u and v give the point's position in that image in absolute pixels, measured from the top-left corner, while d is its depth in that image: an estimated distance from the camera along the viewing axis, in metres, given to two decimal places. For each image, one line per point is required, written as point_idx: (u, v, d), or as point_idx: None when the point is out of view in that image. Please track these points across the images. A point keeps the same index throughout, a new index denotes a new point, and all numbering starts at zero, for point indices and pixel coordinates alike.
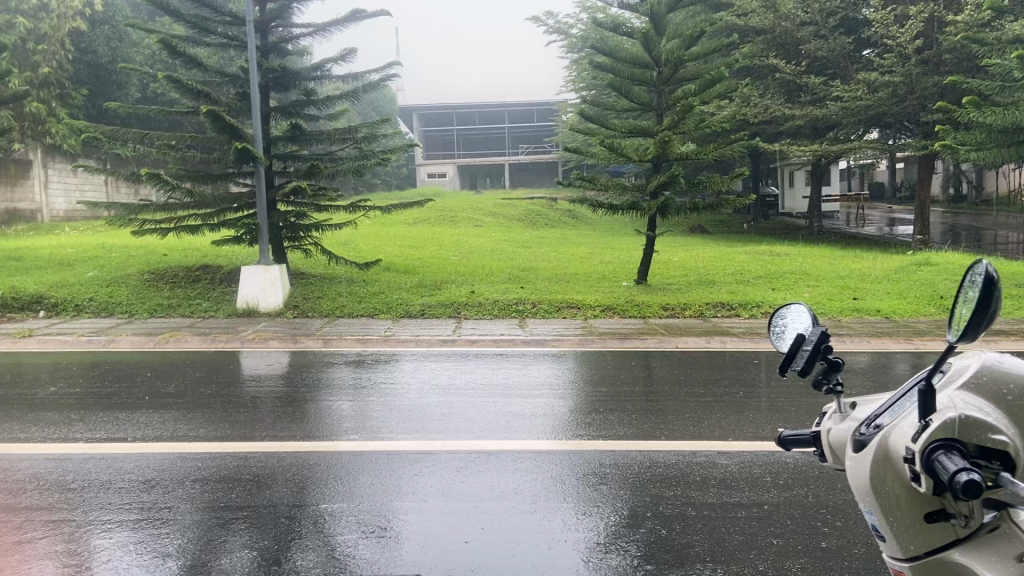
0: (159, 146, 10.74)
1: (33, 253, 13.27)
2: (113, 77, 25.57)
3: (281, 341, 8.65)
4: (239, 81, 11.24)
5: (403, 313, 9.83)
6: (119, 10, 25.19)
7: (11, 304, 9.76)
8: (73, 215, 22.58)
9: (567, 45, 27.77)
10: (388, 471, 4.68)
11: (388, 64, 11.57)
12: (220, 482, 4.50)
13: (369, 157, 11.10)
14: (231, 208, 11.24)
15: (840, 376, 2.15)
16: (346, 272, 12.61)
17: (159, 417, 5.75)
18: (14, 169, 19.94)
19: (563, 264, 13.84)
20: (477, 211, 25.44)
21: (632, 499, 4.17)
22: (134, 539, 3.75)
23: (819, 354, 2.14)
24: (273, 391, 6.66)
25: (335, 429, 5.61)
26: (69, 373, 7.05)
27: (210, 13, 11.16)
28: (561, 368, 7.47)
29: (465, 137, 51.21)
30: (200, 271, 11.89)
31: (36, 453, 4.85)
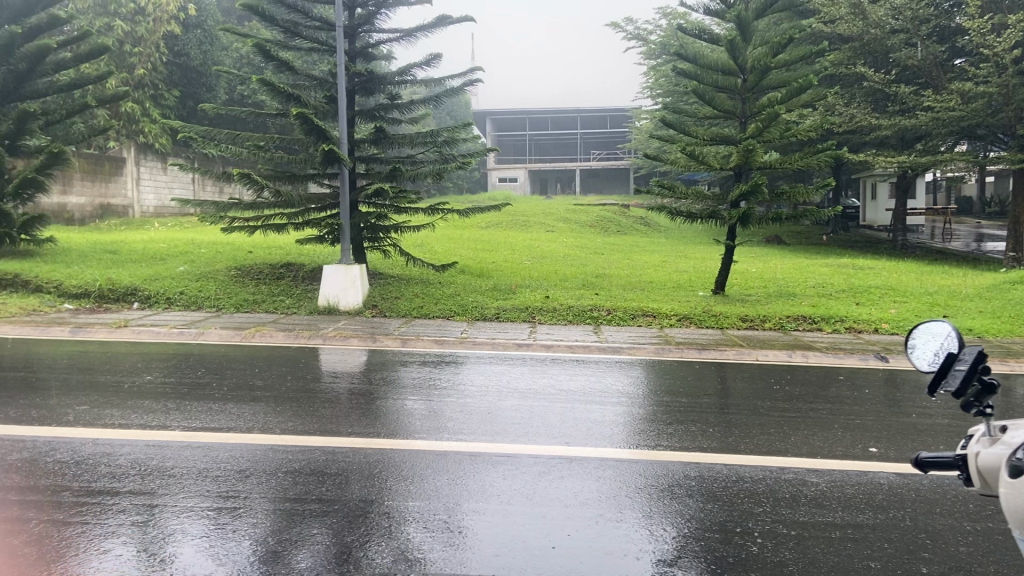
0: (247, 146, 11.05)
1: (127, 247, 13.83)
2: (203, 79, 26.56)
3: (360, 339, 8.84)
4: (326, 84, 11.51)
5: (478, 315, 9.92)
6: (210, 14, 26.20)
7: (107, 295, 10.22)
8: (163, 211, 23.47)
9: (645, 53, 27.63)
10: (471, 472, 4.73)
11: (471, 69, 11.67)
12: (310, 475, 4.62)
13: (450, 160, 11.37)
14: (314, 208, 11.52)
15: (993, 400, 2.10)
16: (421, 273, 12.83)
17: (249, 409, 5.92)
18: (111, 166, 20.87)
19: (637, 271, 13.79)
20: (549, 216, 25.50)
21: (719, 513, 4.11)
22: (232, 525, 3.89)
23: (974, 374, 2.11)
24: (356, 388, 6.81)
25: (414, 429, 5.67)
26: (166, 364, 7.33)
27: (303, 18, 11.47)
28: (638, 376, 7.42)
29: (536, 142, 51.47)
30: (282, 269, 12.21)
31: (140, 440, 5.07)
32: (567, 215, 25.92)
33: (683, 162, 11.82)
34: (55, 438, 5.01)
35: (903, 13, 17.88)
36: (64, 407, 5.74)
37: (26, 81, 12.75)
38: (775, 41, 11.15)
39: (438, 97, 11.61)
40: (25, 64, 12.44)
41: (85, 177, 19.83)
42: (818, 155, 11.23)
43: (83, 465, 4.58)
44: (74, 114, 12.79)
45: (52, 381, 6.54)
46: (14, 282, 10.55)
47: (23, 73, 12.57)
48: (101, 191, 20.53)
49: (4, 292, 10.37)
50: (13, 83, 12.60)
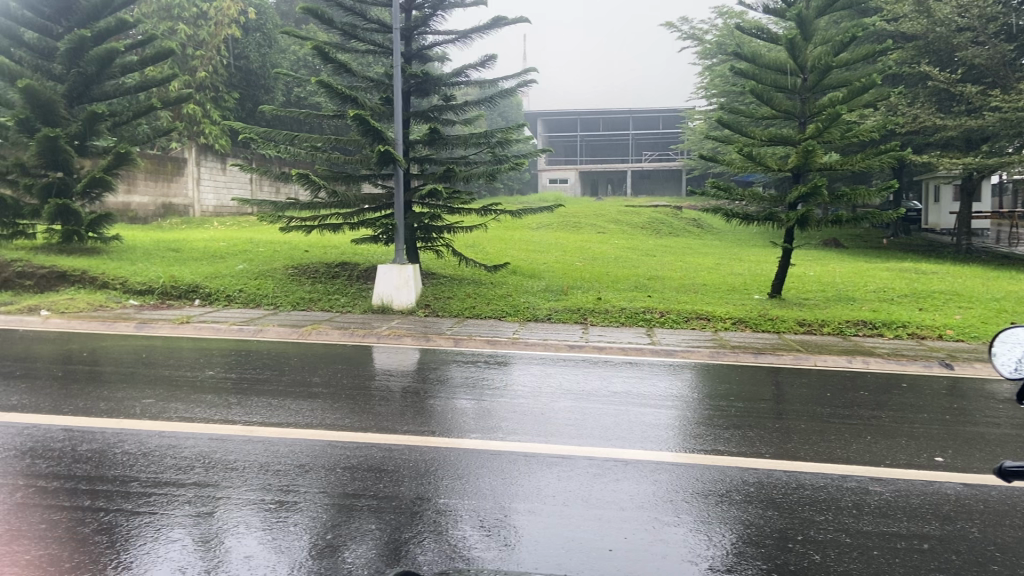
0: (305, 147, 11.25)
1: (189, 245, 14.22)
2: (262, 81, 27.18)
3: (414, 338, 8.93)
4: (383, 86, 11.65)
5: (530, 316, 9.93)
6: (269, 17, 26.84)
7: (169, 291, 10.51)
8: (222, 210, 24.01)
9: (700, 53, 27.37)
10: (527, 473, 4.74)
11: (525, 70, 11.67)
12: (368, 471, 4.68)
13: (503, 161, 11.40)
14: (370, 209, 11.66)
15: None
16: (473, 273, 12.90)
17: (307, 405, 6.03)
18: (173, 166, 21.47)
19: (691, 274, 13.63)
20: (600, 218, 25.39)
21: (779, 521, 4.04)
22: (292, 519, 3.95)
23: None
24: (409, 387, 6.88)
25: (470, 428, 5.70)
26: (226, 360, 7.51)
27: (361, 21, 11.64)
28: (692, 380, 7.34)
29: (588, 143, 51.40)
30: (337, 268, 12.39)
31: (205, 433, 5.20)
32: (619, 216, 25.80)
33: (739, 163, 11.65)
34: (125, 429, 5.18)
35: (970, 10, 17.39)
36: (131, 400, 5.92)
37: (95, 84, 13.19)
38: (836, 40, 10.93)
39: (492, 98, 11.65)
40: (95, 67, 12.85)
41: (148, 177, 20.43)
42: (881, 157, 10.96)
43: (150, 456, 4.72)
44: (139, 116, 13.17)
45: (118, 375, 6.75)
46: (82, 278, 10.91)
47: (92, 75, 12.99)
48: (163, 191, 21.09)
49: (73, 288, 10.74)
50: (83, 86, 13.03)
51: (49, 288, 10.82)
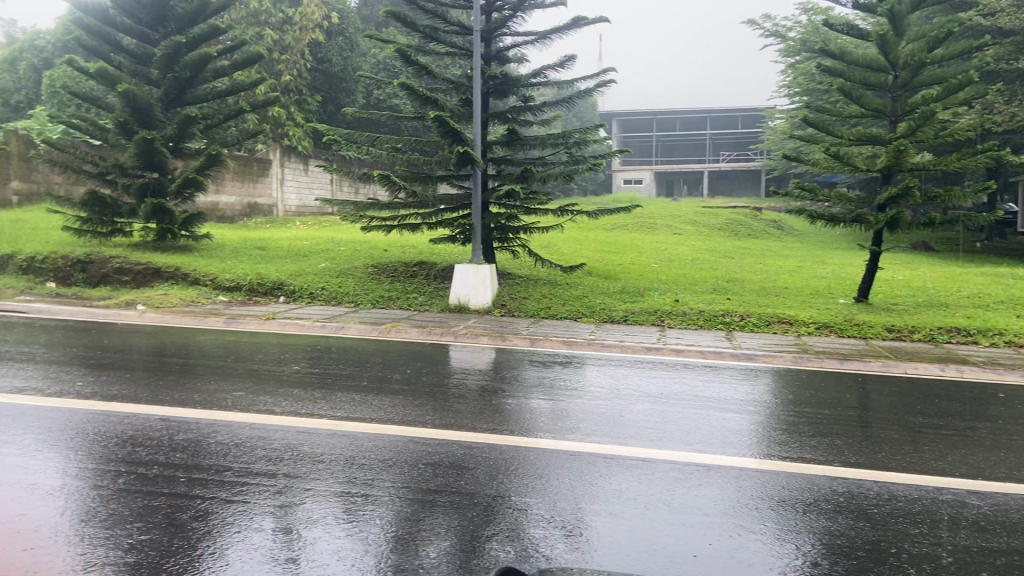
0: (386, 149, 11.49)
1: (273, 244, 14.65)
2: (343, 84, 27.85)
3: (490, 337, 8.99)
4: (462, 88, 11.78)
5: (606, 317, 9.88)
6: (352, 21, 27.52)
7: (255, 288, 10.88)
8: (303, 210, 24.66)
9: (782, 50, 26.78)
10: (607, 474, 4.72)
11: (604, 70, 11.61)
12: (448, 468, 4.74)
13: (581, 162, 11.38)
14: (448, 209, 11.80)
15: None
16: (549, 273, 12.90)
17: (388, 401, 6.14)
18: (259, 167, 22.20)
19: (771, 276, 13.31)
20: (676, 219, 25.05)
21: (869, 532, 3.91)
22: (376, 512, 4.03)
23: None
24: (486, 385, 6.94)
25: (548, 428, 5.71)
26: (309, 355, 7.72)
27: (442, 24, 11.80)
28: (772, 385, 7.18)
29: (664, 143, 50.83)
30: (415, 267, 12.58)
31: (293, 426, 5.36)
32: (696, 217, 25.42)
33: (826, 163, 11.33)
34: (218, 420, 5.38)
35: None
36: (222, 392, 6.14)
37: (188, 88, 13.74)
38: (930, 35, 10.51)
39: (571, 98, 11.64)
40: (189, 71, 13.40)
41: (236, 177, 21.18)
42: (977, 157, 10.49)
43: (242, 446, 4.90)
44: (230, 118, 13.65)
45: (210, 368, 7.02)
46: (175, 274, 11.39)
47: (187, 79, 13.56)
48: (249, 191, 21.78)
49: (167, 284, 11.23)
50: (178, 90, 13.61)
51: (145, 284, 11.33)
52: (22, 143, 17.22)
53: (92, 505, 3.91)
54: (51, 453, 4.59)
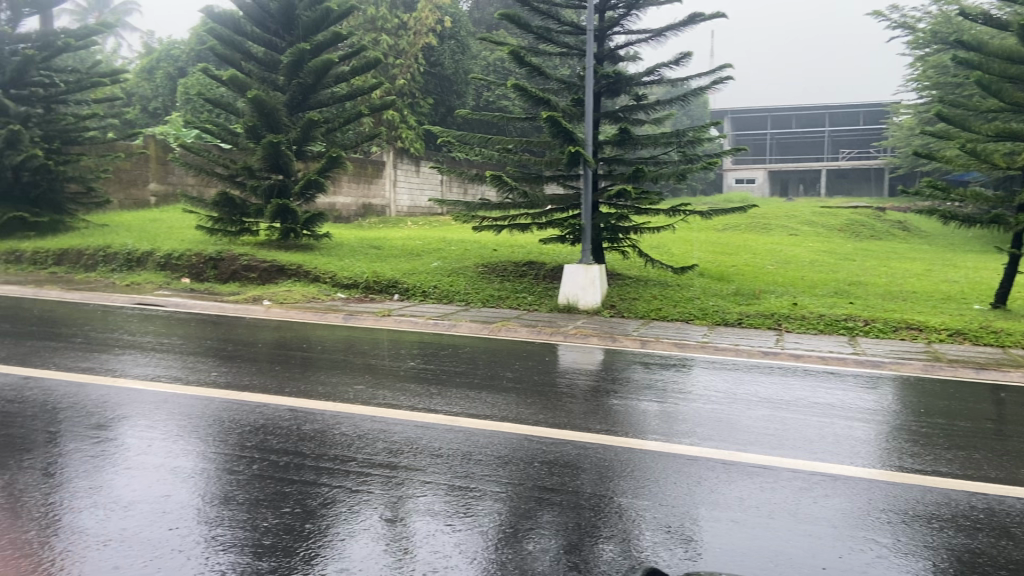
0: (497, 149, 11.59)
1: (388, 244, 15.05)
2: (455, 86, 28.37)
3: (600, 338, 8.95)
4: (574, 87, 11.77)
5: (720, 320, 9.65)
6: (463, 24, 27.97)
7: (372, 286, 11.25)
8: (415, 210, 25.27)
9: (910, 42, 25.40)
10: (725, 481, 4.61)
11: (720, 67, 11.35)
12: (564, 467, 4.74)
13: (694, 161, 11.15)
14: (558, 209, 11.82)
15: None
16: (659, 275, 12.72)
17: (502, 399, 6.21)
18: (374, 169, 22.93)
19: (897, 280, 12.65)
20: (793, 219, 24.17)
21: (1016, 552, 3.66)
22: (492, 508, 4.08)
23: None
24: (598, 385, 6.91)
25: (664, 431, 5.62)
26: (423, 352, 7.89)
27: (555, 25, 11.87)
28: (898, 393, 6.82)
29: (779, 141, 49.17)
30: (525, 267, 12.67)
31: (412, 420, 5.50)
32: (815, 218, 24.46)
33: (959, 161, 10.67)
34: (341, 412, 5.58)
35: None
36: (344, 385, 6.37)
37: (311, 93, 14.31)
38: None
39: (685, 97, 11.43)
40: (312, 78, 13.90)
41: (352, 179, 21.93)
42: None
43: (365, 438, 5.06)
44: (349, 121, 14.14)
45: (331, 362, 7.30)
46: (297, 271, 11.90)
47: (310, 85, 14.10)
48: (364, 192, 22.50)
49: (289, 281, 11.74)
50: (301, 95, 14.20)
51: (269, 280, 11.90)
52: (161, 147, 18.45)
53: (229, 488, 4.13)
54: (191, 438, 4.89)
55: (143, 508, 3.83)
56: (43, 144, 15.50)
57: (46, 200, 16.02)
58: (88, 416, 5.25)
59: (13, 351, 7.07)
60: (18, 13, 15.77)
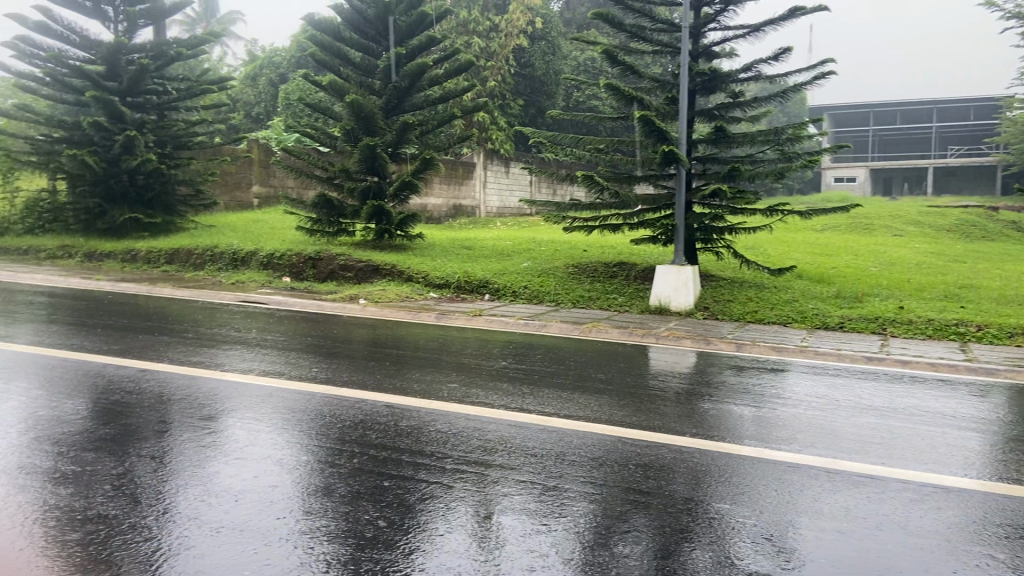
0: (588, 149, 11.57)
1: (479, 244, 15.22)
2: (545, 87, 28.41)
3: (693, 340, 8.78)
4: (668, 86, 11.60)
5: (820, 324, 9.32)
6: (554, 25, 27.95)
7: (463, 285, 11.40)
8: (505, 211, 25.44)
9: None
10: (828, 490, 4.44)
11: (822, 62, 10.97)
12: (659, 471, 4.67)
13: (793, 159, 10.80)
14: (650, 209, 11.67)
15: None
16: (755, 276, 12.39)
17: (595, 400, 6.18)
18: (464, 171, 23.23)
19: (1013, 283, 11.92)
20: (897, 220, 23.10)
21: None
22: (586, 509, 4.04)
23: None
24: (692, 389, 6.79)
25: (762, 437, 5.47)
26: (515, 352, 7.93)
27: (649, 22, 11.73)
28: (1014, 404, 6.42)
29: (881, 138, 47.16)
30: (615, 267, 12.58)
31: (506, 419, 5.53)
32: (921, 218, 23.32)
33: None
34: (436, 410, 5.67)
35: None
36: (438, 383, 6.47)
37: (406, 97, 14.61)
38: None
39: (784, 93, 11.10)
40: (408, 81, 14.20)
41: (444, 180, 22.25)
42: None
43: (460, 436, 5.13)
44: (442, 124, 14.37)
45: (425, 360, 7.42)
46: (391, 271, 12.15)
47: (405, 89, 14.46)
48: (455, 193, 22.80)
49: (383, 280, 12.00)
50: (397, 99, 14.52)
51: (365, 280, 12.20)
52: (263, 151, 19.13)
53: (331, 481, 4.25)
54: (295, 431, 5.06)
55: (251, 498, 3.98)
56: (157, 148, 16.39)
57: (158, 202, 16.93)
58: (200, 408, 5.52)
59: (130, 345, 7.50)
60: (134, 25, 16.70)
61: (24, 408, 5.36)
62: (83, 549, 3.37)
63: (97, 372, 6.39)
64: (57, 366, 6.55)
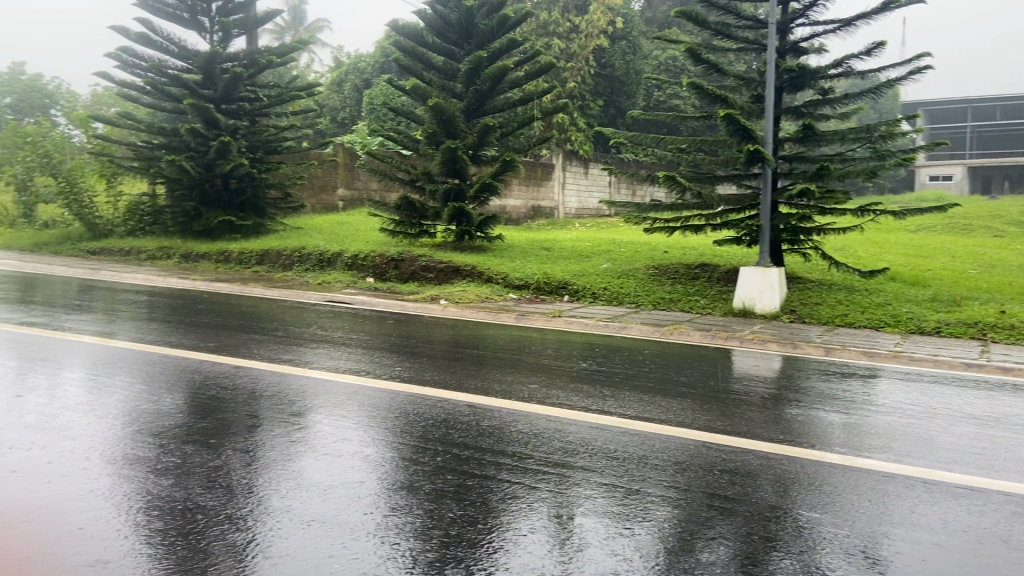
0: (670, 149, 11.42)
1: (559, 245, 15.22)
2: (625, 87, 28.19)
3: (780, 344, 8.55)
4: (754, 83, 11.34)
5: (914, 328, 8.95)
6: (635, 24, 27.68)
7: (542, 287, 11.42)
8: (583, 212, 25.35)
9: None
10: (925, 501, 4.25)
11: (918, 55, 10.53)
12: (745, 477, 4.57)
13: (886, 157, 10.40)
14: (734, 209, 11.43)
15: None
16: (844, 279, 11.98)
17: (678, 404, 6.09)
18: (543, 172, 23.26)
19: None
20: (998, 220, 21.94)
21: None
22: (669, 514, 3.99)
23: None
24: (778, 393, 6.61)
25: (854, 444, 5.28)
26: (596, 354, 7.89)
27: (734, 19, 11.49)
28: None
29: (980, 134, 44.93)
30: (697, 269, 12.36)
31: (588, 421, 5.50)
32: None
33: None
34: (517, 410, 5.70)
35: None
36: (519, 384, 6.49)
37: (488, 99, 14.70)
38: None
39: (877, 89, 10.70)
40: (489, 84, 14.30)
41: (523, 182, 22.34)
42: None
43: (541, 437, 5.13)
44: (522, 126, 14.43)
45: (505, 360, 7.46)
46: (471, 272, 12.27)
47: (486, 91, 14.56)
48: (534, 194, 22.86)
49: (464, 281, 12.12)
50: (479, 102, 14.64)
51: (445, 280, 12.37)
52: (348, 155, 19.53)
53: (416, 478, 4.32)
54: (379, 429, 5.17)
55: (339, 492, 4.09)
56: (248, 153, 17.03)
57: (249, 205, 17.59)
58: (289, 404, 5.70)
59: (225, 342, 7.81)
60: (228, 35, 17.38)
61: (128, 401, 5.66)
62: (183, 539, 3.53)
63: (194, 368, 6.67)
64: (157, 362, 6.88)
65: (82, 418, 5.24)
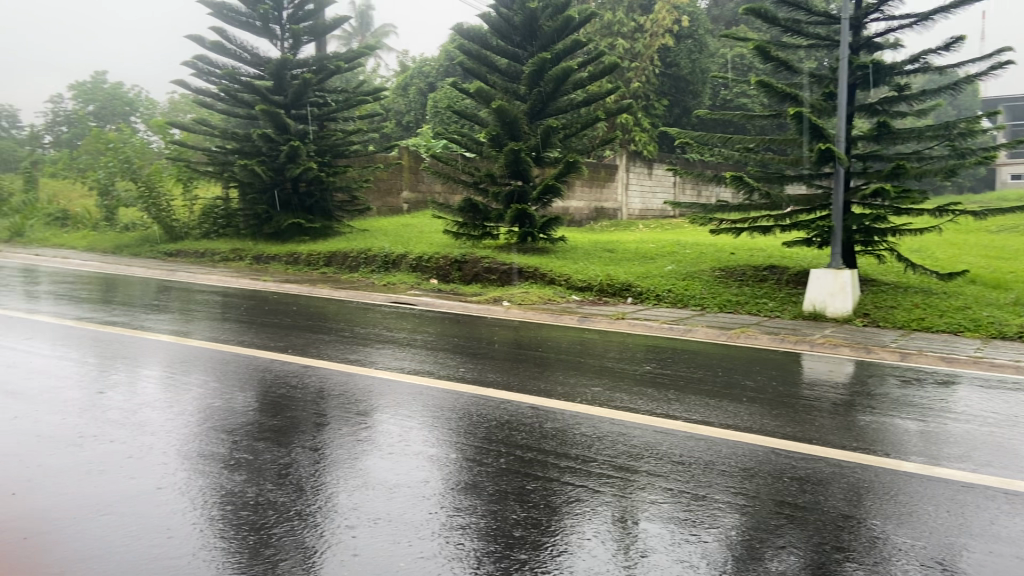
0: (738, 149, 11.21)
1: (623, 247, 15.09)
2: (690, 87, 27.80)
3: (852, 348, 8.30)
4: (825, 80, 11.05)
5: (996, 333, 8.57)
6: (701, 22, 27.28)
7: (606, 288, 11.34)
8: (647, 213, 25.08)
9: None
10: (1009, 514, 4.05)
11: (1000, 49, 10.10)
12: (816, 485, 4.44)
13: (966, 155, 9.99)
14: (804, 210, 11.14)
15: None
16: (921, 281, 11.55)
17: (745, 409, 5.96)
18: (606, 173, 23.11)
19: None
20: None
21: None
22: (737, 521, 3.90)
23: None
24: (850, 400, 6.40)
25: (933, 453, 5.07)
26: (660, 357, 7.79)
27: (804, 15, 11.22)
28: None
29: None
30: (766, 271, 12.10)
31: (652, 425, 5.44)
32: None
33: None
34: (580, 413, 5.66)
35: None
36: (582, 387, 6.45)
37: (551, 100, 14.68)
38: None
39: (957, 85, 10.29)
40: (552, 85, 14.28)
41: (586, 184, 22.25)
42: None
43: (605, 440, 5.09)
44: (586, 127, 14.38)
45: (569, 362, 7.43)
46: (534, 273, 12.27)
47: (549, 93, 14.53)
48: (597, 195, 22.73)
49: (527, 283, 12.13)
50: (542, 103, 14.64)
51: (508, 282, 12.40)
52: (413, 158, 19.80)
53: (480, 480, 4.34)
54: (443, 429, 5.21)
55: (404, 491, 4.13)
56: (317, 157, 17.42)
57: (318, 207, 17.99)
58: (356, 403, 5.79)
59: (294, 342, 7.99)
60: (298, 42, 17.81)
61: (203, 398, 5.84)
62: (255, 534, 3.62)
63: (265, 368, 6.84)
64: (230, 361, 7.07)
65: (162, 414, 5.44)
